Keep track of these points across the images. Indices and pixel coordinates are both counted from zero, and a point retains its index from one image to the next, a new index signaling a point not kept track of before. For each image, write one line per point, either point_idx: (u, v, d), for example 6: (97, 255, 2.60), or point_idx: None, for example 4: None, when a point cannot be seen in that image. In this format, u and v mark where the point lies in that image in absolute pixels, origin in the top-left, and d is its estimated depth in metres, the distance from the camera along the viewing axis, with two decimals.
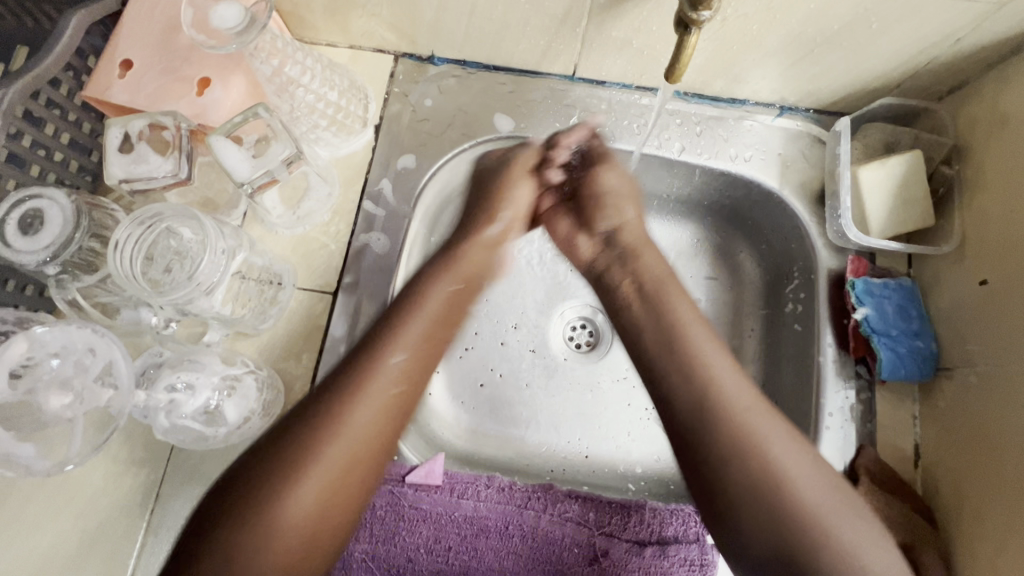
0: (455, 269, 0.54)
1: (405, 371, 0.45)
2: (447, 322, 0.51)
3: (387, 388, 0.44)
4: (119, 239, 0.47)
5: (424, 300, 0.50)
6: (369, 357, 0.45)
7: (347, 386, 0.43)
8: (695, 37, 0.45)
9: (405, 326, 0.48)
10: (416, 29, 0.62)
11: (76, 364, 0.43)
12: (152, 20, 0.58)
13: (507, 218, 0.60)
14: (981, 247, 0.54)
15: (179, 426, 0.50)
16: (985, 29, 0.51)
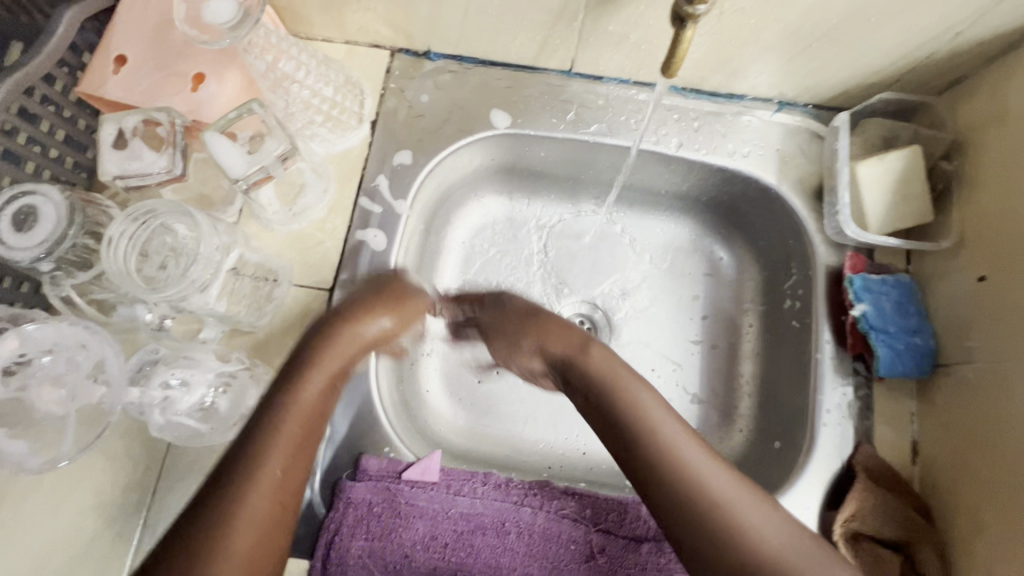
0: (324, 363, 0.50)
1: (282, 482, 0.42)
2: (321, 412, 0.48)
3: (263, 503, 0.40)
4: (113, 235, 0.47)
5: (299, 395, 0.46)
6: (241, 472, 0.40)
7: (216, 513, 0.38)
8: (691, 31, 0.45)
9: (282, 427, 0.44)
10: (411, 24, 0.62)
11: (68, 360, 0.43)
12: (146, 16, 0.57)
13: (389, 325, 0.56)
14: (980, 243, 0.54)
15: (174, 423, 0.50)
16: (985, 22, 0.51)
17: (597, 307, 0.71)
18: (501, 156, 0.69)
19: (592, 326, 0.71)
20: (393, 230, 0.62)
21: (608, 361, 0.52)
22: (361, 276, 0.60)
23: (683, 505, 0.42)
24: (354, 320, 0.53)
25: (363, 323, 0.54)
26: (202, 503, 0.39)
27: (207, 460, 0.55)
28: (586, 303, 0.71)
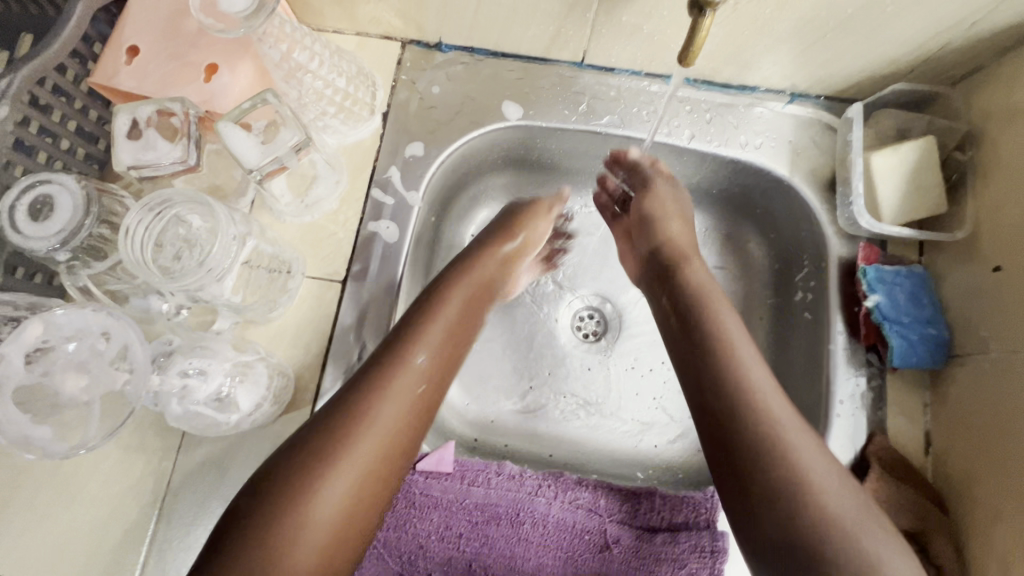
0: (471, 276, 0.57)
1: (428, 370, 0.48)
2: (462, 325, 0.54)
3: (413, 386, 0.46)
4: (130, 224, 0.46)
5: (445, 305, 0.53)
6: (392, 360, 0.47)
7: (372, 383, 0.45)
8: (710, 19, 0.45)
9: (426, 330, 0.50)
10: (424, 15, 0.62)
11: (91, 348, 0.43)
12: (158, 5, 0.57)
13: (523, 239, 0.62)
14: (995, 233, 0.54)
15: (192, 412, 0.49)
16: (1003, 11, 0.50)
17: (605, 300, 0.73)
18: (512, 147, 0.69)
19: (602, 319, 0.72)
20: (405, 221, 0.62)
21: (702, 278, 0.54)
22: (374, 268, 0.60)
23: (729, 404, 0.44)
24: (489, 249, 0.59)
25: (501, 244, 0.60)
26: (349, 385, 0.45)
27: (221, 451, 0.55)
28: (594, 296, 0.73)
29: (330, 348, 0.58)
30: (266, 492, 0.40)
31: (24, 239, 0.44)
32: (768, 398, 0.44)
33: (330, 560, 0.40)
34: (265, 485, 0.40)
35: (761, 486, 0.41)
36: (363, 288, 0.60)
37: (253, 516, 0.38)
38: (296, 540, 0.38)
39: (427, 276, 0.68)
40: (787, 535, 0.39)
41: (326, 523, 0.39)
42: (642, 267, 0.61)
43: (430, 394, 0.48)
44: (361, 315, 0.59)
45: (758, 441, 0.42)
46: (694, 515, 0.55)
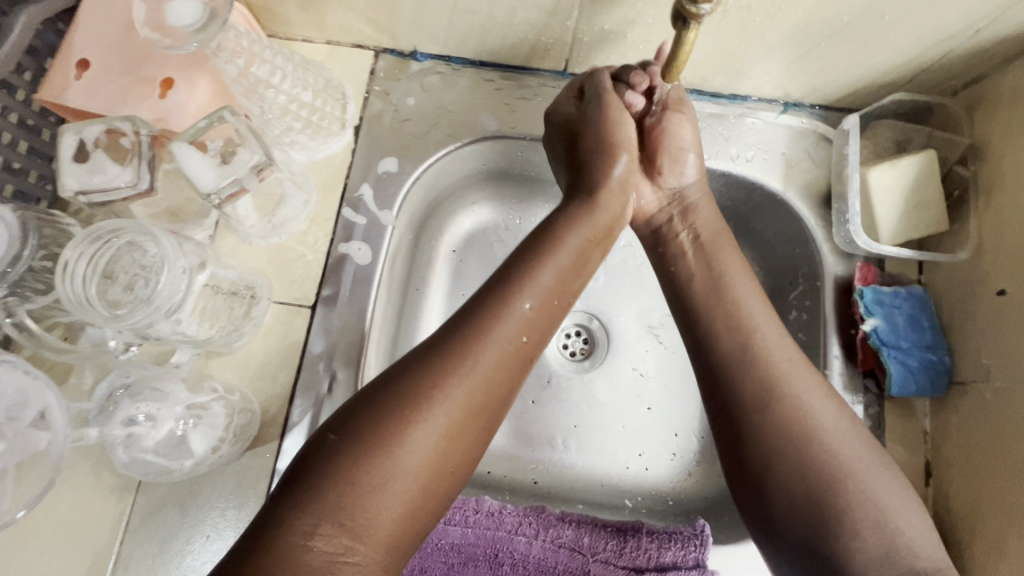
0: (593, 216, 0.50)
1: (533, 318, 0.44)
2: (579, 267, 0.48)
3: (515, 333, 0.43)
4: (68, 259, 0.43)
5: (556, 248, 0.47)
6: (496, 307, 0.43)
7: (472, 326, 0.42)
8: (694, 33, 0.42)
9: (538, 272, 0.45)
10: (395, 23, 0.58)
11: (7, 409, 0.40)
12: (111, 16, 0.54)
13: (627, 159, 0.53)
14: (999, 254, 0.51)
15: (139, 460, 0.48)
16: (1007, 19, 0.47)
17: (593, 317, 0.70)
18: (493, 160, 0.66)
19: (589, 337, 0.69)
20: (379, 242, 0.59)
21: (711, 221, 0.56)
22: (345, 293, 0.57)
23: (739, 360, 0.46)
24: (606, 176, 0.52)
25: (613, 165, 0.53)
26: (448, 326, 0.42)
27: (181, 492, 0.51)
28: (581, 313, 0.70)
29: (298, 379, 0.55)
30: (354, 425, 0.38)
31: None
32: (776, 354, 0.46)
33: (419, 508, 0.38)
34: (353, 417, 0.38)
35: (790, 441, 0.43)
36: (333, 313, 0.57)
37: (341, 447, 0.37)
38: (384, 485, 0.36)
39: (405, 296, 0.65)
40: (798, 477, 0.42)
41: (411, 472, 0.37)
42: (655, 202, 0.58)
43: (531, 344, 0.44)
44: (330, 343, 0.56)
45: (768, 398, 0.44)
46: (682, 554, 0.52)
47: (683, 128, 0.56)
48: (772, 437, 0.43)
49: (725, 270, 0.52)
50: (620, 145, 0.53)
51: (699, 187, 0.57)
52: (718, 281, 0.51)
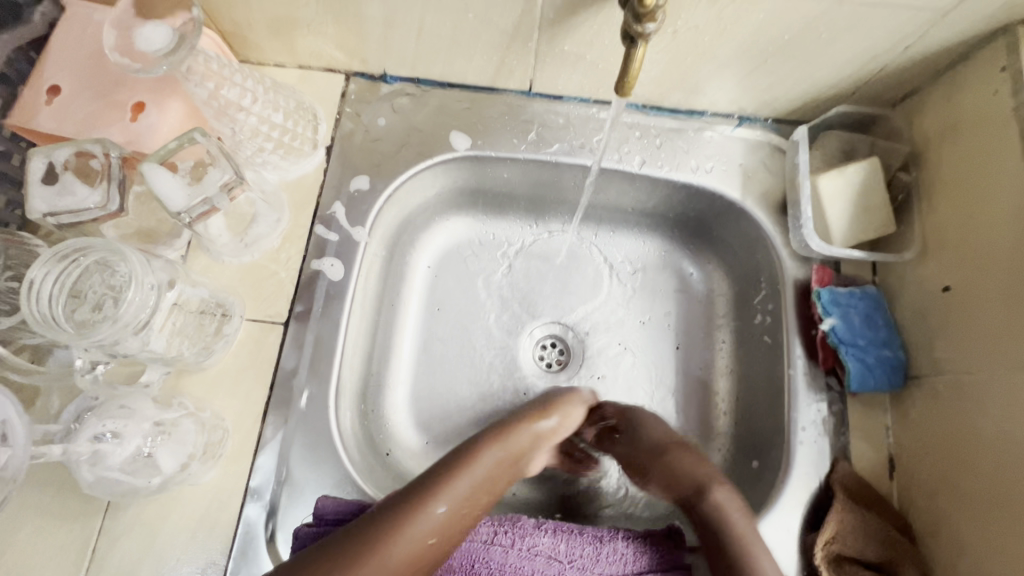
0: (505, 442, 0.54)
1: (443, 526, 0.48)
2: (496, 478, 0.52)
3: (423, 539, 0.46)
4: (35, 278, 0.44)
5: (468, 467, 0.51)
6: (413, 509, 0.47)
7: (390, 521, 0.46)
8: (642, 50, 0.45)
9: (452, 483, 0.50)
10: (364, 46, 0.60)
11: None
12: (83, 44, 0.55)
13: (557, 420, 0.58)
14: (943, 251, 0.54)
15: (106, 479, 0.46)
16: (932, 36, 0.51)
17: (568, 328, 0.71)
18: (463, 178, 0.68)
19: (565, 348, 0.71)
20: (351, 258, 0.60)
21: (699, 463, 0.56)
22: (318, 309, 0.58)
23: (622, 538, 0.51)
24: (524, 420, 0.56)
25: (534, 422, 0.57)
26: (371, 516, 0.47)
27: (151, 513, 0.50)
28: (556, 324, 0.71)
29: (271, 395, 0.55)
30: None
31: None
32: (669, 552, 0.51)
33: None
34: None
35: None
36: (306, 329, 0.57)
37: None
38: None
39: (379, 312, 0.66)
40: None
41: None
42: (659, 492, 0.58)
43: (439, 550, 0.47)
44: (303, 359, 0.56)
45: None
46: (657, 556, 0.53)
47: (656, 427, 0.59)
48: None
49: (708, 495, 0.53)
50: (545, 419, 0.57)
51: (693, 467, 0.56)
52: (708, 512, 0.53)
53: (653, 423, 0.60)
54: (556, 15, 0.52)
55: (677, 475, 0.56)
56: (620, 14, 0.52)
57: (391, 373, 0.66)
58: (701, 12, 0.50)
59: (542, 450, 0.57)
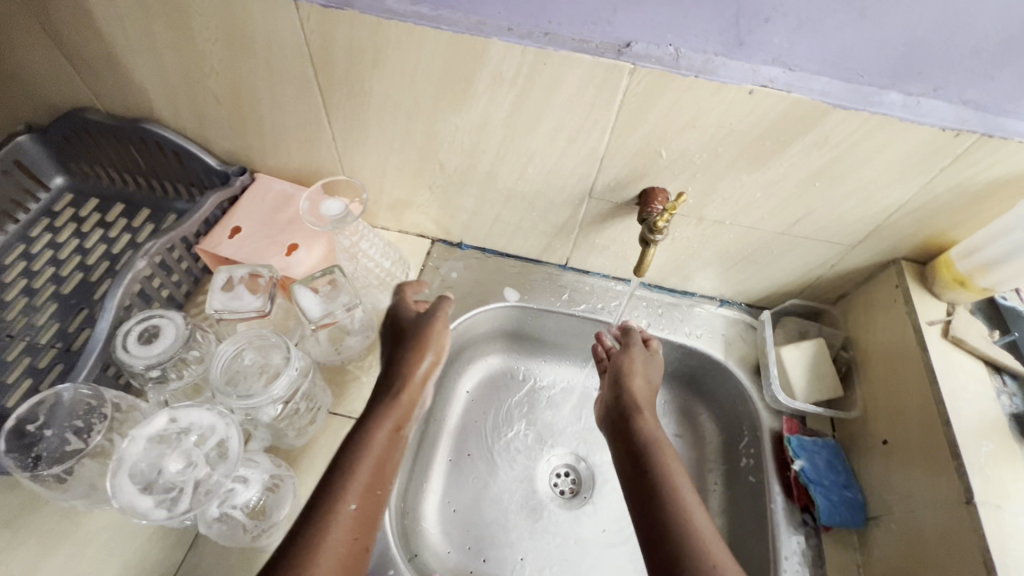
0: (394, 412, 0.62)
1: (359, 515, 0.52)
2: (386, 451, 0.58)
3: (347, 535, 0.50)
4: (219, 353, 0.62)
5: (368, 446, 0.57)
6: (322, 517, 0.50)
7: (312, 530, 0.49)
8: (653, 249, 0.69)
9: (355, 469, 0.54)
10: (452, 224, 0.85)
11: (198, 440, 0.46)
12: (263, 201, 0.81)
13: (431, 359, 0.68)
14: (877, 412, 0.70)
15: (226, 516, 0.55)
16: (847, 261, 0.75)
17: (580, 459, 0.85)
18: (507, 322, 0.88)
19: (576, 477, 0.83)
20: None
21: (644, 396, 0.69)
22: None
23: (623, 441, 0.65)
24: (407, 371, 0.65)
25: (415, 366, 0.66)
26: (295, 539, 0.48)
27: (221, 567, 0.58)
28: (570, 454, 0.85)
29: None
30: None
31: (128, 357, 0.57)
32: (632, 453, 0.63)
33: None
34: None
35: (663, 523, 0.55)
36: None
37: None
38: None
39: (427, 423, 0.80)
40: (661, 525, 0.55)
41: None
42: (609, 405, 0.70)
43: (364, 536, 0.51)
44: None
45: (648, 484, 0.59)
46: None
47: (635, 355, 0.73)
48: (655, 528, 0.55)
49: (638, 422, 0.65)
50: (430, 349, 0.68)
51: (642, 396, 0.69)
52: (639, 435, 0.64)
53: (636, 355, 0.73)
54: (594, 221, 0.78)
55: (628, 400, 0.68)
56: (635, 224, 0.76)
57: (427, 479, 0.78)
58: (690, 228, 0.75)
59: (428, 388, 0.67)
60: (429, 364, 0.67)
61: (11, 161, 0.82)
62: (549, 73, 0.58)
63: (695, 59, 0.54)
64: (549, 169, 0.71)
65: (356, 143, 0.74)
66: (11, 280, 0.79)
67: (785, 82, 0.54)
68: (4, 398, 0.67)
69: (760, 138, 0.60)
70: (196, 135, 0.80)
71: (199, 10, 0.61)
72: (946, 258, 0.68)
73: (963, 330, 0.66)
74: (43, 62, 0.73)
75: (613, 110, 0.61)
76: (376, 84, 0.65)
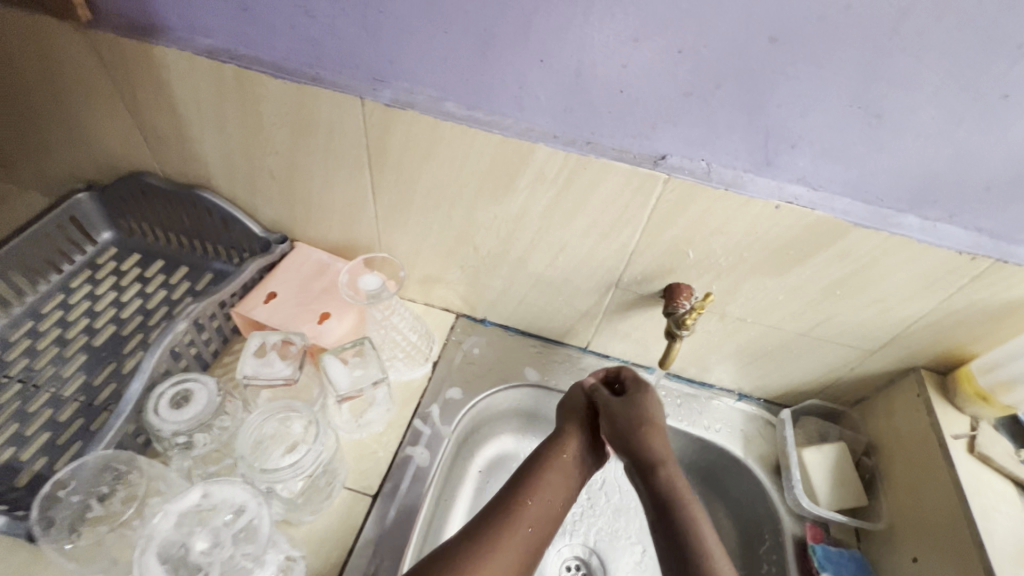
0: (572, 440, 0.70)
1: (536, 516, 0.62)
2: (563, 478, 0.66)
3: (523, 529, 0.60)
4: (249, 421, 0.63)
5: (547, 465, 0.66)
6: (510, 509, 0.61)
7: (498, 518, 0.60)
8: (679, 343, 0.71)
9: (539, 480, 0.65)
10: (478, 301, 0.88)
11: (227, 518, 0.46)
12: (299, 268, 0.84)
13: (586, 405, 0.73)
14: (904, 525, 0.68)
15: None
16: (867, 365, 0.76)
17: (591, 551, 0.84)
18: (526, 401, 0.88)
19: (587, 572, 0.82)
20: (436, 448, 0.75)
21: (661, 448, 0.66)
22: (402, 488, 0.70)
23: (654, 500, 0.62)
24: (575, 413, 0.73)
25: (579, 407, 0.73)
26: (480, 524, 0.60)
27: None
28: (582, 546, 0.84)
29: (349, 560, 0.64)
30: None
31: (158, 421, 0.58)
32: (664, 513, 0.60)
33: None
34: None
35: None
36: (391, 505, 0.69)
37: None
38: None
39: (439, 503, 0.77)
40: None
41: None
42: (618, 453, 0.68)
43: (538, 535, 0.61)
44: (381, 529, 0.67)
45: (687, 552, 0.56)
46: None
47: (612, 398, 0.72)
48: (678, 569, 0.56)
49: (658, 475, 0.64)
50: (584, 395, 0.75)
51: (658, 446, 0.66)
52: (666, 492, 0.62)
53: (652, 401, 0.71)
54: (618, 309, 0.80)
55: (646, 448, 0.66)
56: (658, 315, 0.79)
57: None
58: (713, 323, 0.77)
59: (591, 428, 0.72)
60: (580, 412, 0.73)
61: (66, 216, 0.87)
62: (588, 175, 0.63)
63: (725, 174, 0.59)
64: (579, 259, 0.74)
65: (397, 221, 0.78)
66: (46, 329, 0.80)
67: (809, 200, 0.58)
68: (21, 451, 0.67)
69: (784, 247, 0.63)
70: (245, 203, 0.84)
71: (271, 99, 0.67)
72: (966, 371, 0.69)
73: (988, 446, 0.65)
74: (115, 130, 0.79)
75: (646, 211, 0.65)
76: (425, 173, 0.70)
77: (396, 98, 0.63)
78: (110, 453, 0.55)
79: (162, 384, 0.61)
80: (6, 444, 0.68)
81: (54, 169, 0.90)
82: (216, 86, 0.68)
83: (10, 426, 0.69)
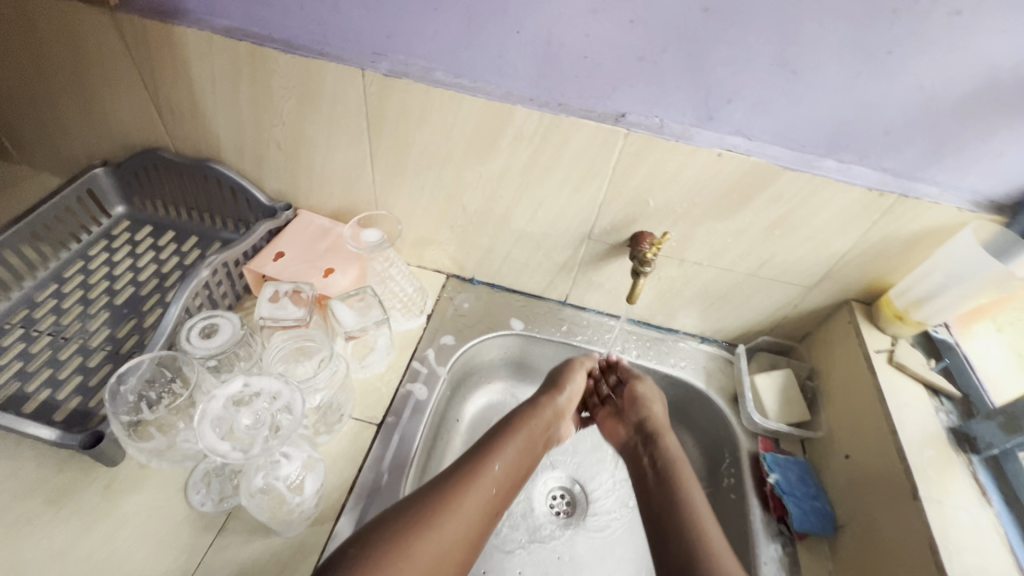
0: (538, 416, 0.76)
1: (499, 479, 0.66)
2: (528, 444, 0.72)
3: (489, 490, 0.64)
4: (272, 349, 0.73)
5: (513, 435, 0.71)
6: (476, 469, 0.65)
7: (465, 473, 0.64)
8: (643, 280, 0.82)
9: (502, 449, 0.69)
10: (467, 260, 0.97)
11: (267, 403, 0.57)
12: (304, 232, 0.92)
13: (570, 389, 0.82)
14: (840, 431, 0.79)
15: (270, 486, 0.63)
16: (807, 301, 0.87)
17: (574, 482, 0.93)
18: (512, 348, 0.98)
19: (571, 499, 0.91)
20: (433, 384, 0.84)
21: (661, 420, 0.80)
22: (404, 417, 0.79)
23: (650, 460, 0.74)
24: (550, 388, 0.81)
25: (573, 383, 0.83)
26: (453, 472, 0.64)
27: (253, 546, 0.64)
28: (566, 478, 0.93)
29: (359, 474, 0.72)
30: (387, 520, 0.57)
31: (191, 347, 0.67)
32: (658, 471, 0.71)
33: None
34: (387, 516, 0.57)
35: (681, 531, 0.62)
36: (394, 431, 0.77)
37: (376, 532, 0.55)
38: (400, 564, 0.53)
39: (437, 436, 0.86)
40: (678, 531, 0.62)
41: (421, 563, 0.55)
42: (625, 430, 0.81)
43: (499, 499, 0.65)
44: (386, 449, 0.75)
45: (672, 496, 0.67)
46: None
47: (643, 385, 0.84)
48: (662, 513, 0.66)
49: (663, 442, 0.76)
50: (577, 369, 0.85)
51: (660, 418, 0.80)
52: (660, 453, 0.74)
53: (647, 385, 0.84)
54: (592, 260, 0.90)
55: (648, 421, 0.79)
56: (626, 263, 0.89)
57: None
58: (673, 269, 0.87)
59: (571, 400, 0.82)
60: (574, 388, 0.83)
61: (84, 189, 0.94)
62: (561, 132, 0.73)
63: (675, 128, 0.70)
64: (556, 214, 0.84)
65: (392, 185, 0.87)
66: (70, 290, 0.88)
67: (745, 148, 0.69)
68: (57, 392, 0.74)
69: (728, 193, 0.74)
70: (253, 175, 0.92)
71: (281, 74, 0.76)
72: (886, 298, 0.81)
73: (904, 357, 0.77)
74: (134, 108, 0.87)
75: (611, 164, 0.75)
76: (418, 139, 0.79)
77: (392, 69, 0.72)
78: (157, 358, 0.64)
79: (192, 319, 0.70)
80: (42, 386, 0.74)
81: (72, 148, 0.97)
82: (231, 63, 0.76)
83: (44, 371, 0.76)
